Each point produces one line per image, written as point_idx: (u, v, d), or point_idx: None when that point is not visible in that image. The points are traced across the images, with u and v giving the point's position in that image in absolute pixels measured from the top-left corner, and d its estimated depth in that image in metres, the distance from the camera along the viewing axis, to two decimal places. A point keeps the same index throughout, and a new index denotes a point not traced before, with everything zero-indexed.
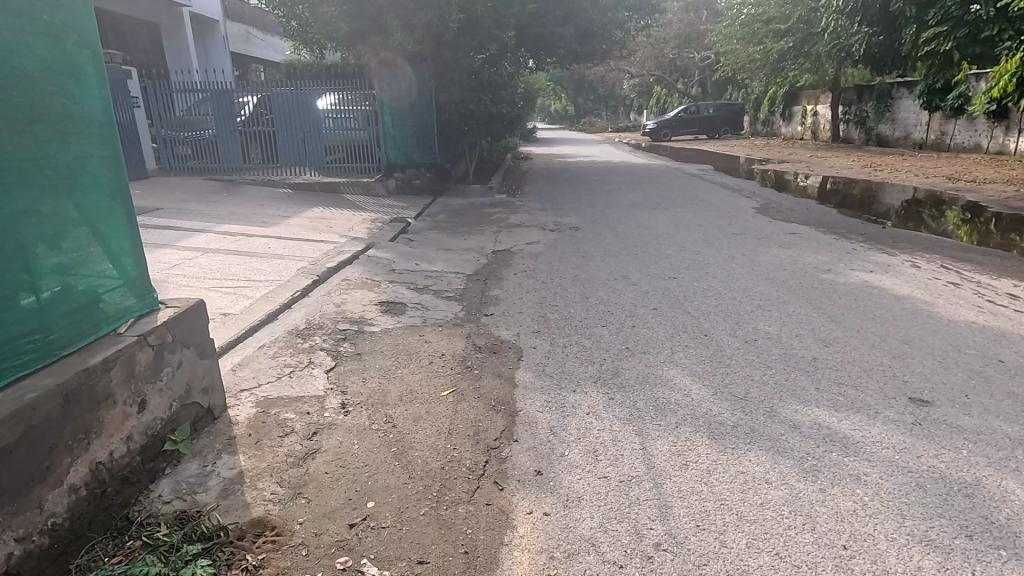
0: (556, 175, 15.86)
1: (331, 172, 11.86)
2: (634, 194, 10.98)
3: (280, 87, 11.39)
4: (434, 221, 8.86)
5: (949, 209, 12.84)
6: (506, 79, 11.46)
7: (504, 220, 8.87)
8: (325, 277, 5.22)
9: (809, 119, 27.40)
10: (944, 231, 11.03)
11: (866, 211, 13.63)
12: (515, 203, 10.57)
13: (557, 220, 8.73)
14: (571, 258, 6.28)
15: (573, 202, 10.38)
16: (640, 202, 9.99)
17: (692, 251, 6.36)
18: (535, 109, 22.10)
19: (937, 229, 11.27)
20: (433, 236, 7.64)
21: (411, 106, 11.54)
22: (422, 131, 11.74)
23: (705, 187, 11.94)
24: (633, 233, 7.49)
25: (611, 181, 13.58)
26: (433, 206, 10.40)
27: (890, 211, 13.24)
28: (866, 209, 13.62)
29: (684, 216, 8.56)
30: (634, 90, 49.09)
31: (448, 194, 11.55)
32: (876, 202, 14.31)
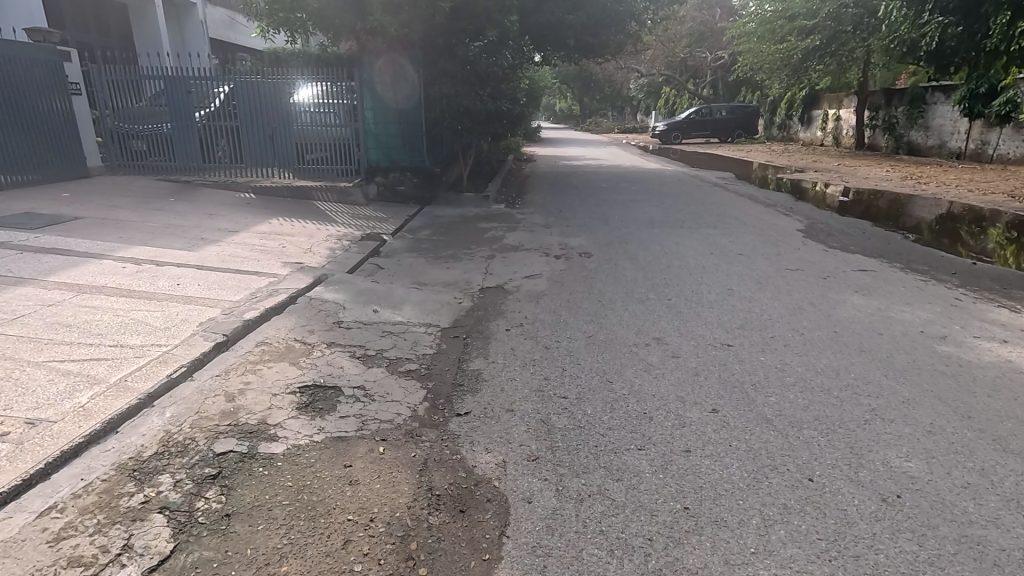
0: (561, 180, 14.34)
1: (303, 177, 10.31)
2: (652, 209, 9.45)
3: (245, 75, 9.82)
4: (414, 240, 7.36)
5: (991, 225, 11.33)
6: (506, 71, 9.92)
7: (499, 239, 7.38)
8: (236, 337, 3.69)
9: (830, 124, 25.82)
10: (984, 250, 9.52)
11: (893, 225, 12.15)
12: (512, 216, 9.09)
13: (562, 241, 7.23)
14: (582, 303, 4.78)
15: (581, 217, 8.88)
16: (660, 220, 8.49)
17: (740, 297, 4.86)
18: (539, 107, 20.61)
19: (975, 247, 9.78)
20: (408, 263, 6.13)
21: (397, 101, 9.95)
22: (408, 130, 10.07)
23: (732, 201, 10.40)
24: (657, 265, 5.97)
25: (624, 190, 12.04)
26: (417, 218, 8.90)
27: (921, 226, 11.73)
28: (891, 221, 12.21)
29: (720, 242, 7.02)
30: (643, 91, 47.54)
31: (437, 203, 10.06)
32: (903, 214, 12.90)
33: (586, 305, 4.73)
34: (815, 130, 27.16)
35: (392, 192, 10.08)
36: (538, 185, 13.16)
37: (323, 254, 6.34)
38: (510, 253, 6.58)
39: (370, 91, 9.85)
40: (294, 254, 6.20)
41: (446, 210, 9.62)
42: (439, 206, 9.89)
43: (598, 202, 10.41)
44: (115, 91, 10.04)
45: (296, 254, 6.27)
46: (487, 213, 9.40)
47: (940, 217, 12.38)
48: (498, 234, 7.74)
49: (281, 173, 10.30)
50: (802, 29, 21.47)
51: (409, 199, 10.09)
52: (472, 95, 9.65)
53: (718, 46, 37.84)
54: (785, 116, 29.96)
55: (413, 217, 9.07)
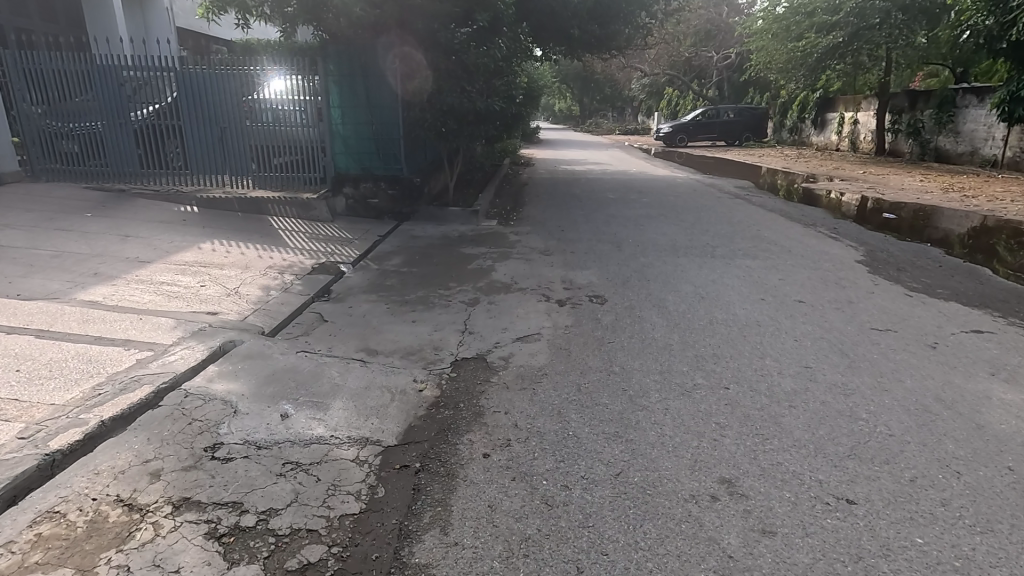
0: (563, 189, 12.84)
1: (260, 187, 8.72)
2: (671, 230, 7.92)
3: (188, 66, 8.27)
4: (379, 273, 5.83)
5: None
6: (501, 64, 8.41)
7: (486, 272, 5.84)
8: (15, 496, 2.16)
9: (845, 128, 24.38)
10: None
11: (916, 238, 10.70)
12: (504, 237, 7.58)
13: (564, 276, 5.69)
14: (599, 397, 3.22)
15: (587, 240, 7.36)
16: (684, 246, 6.94)
17: (830, 386, 3.32)
18: (537, 107, 19.13)
19: (1014, 263, 8.35)
20: (362, 313, 4.61)
21: (370, 97, 8.38)
22: (383, 131, 8.47)
23: (764, 218, 8.86)
24: (695, 322, 4.41)
25: (635, 203, 10.46)
26: (390, 240, 7.39)
27: (951, 239, 10.28)
28: (915, 233, 10.77)
29: (767, 281, 5.50)
30: (646, 91, 46.03)
31: (417, 219, 8.52)
32: (928, 226, 11.49)
33: (605, 400, 3.19)
34: (830, 133, 25.63)
35: (363, 205, 8.53)
36: (535, 195, 11.62)
37: (250, 300, 4.79)
38: (499, 296, 5.03)
39: (341, 85, 8.33)
40: (210, 301, 4.66)
41: (427, 229, 8.07)
42: (418, 224, 8.35)
43: (605, 219, 8.89)
44: (32, 83, 8.44)
45: (214, 299, 4.74)
46: (475, 233, 7.87)
47: (973, 230, 10.94)
48: (484, 263, 6.22)
49: (234, 182, 8.72)
50: (821, 25, 19.98)
51: (383, 214, 8.54)
52: (457, 90, 8.07)
53: (725, 46, 36.36)
54: (796, 119, 28.42)
55: (385, 238, 7.54)
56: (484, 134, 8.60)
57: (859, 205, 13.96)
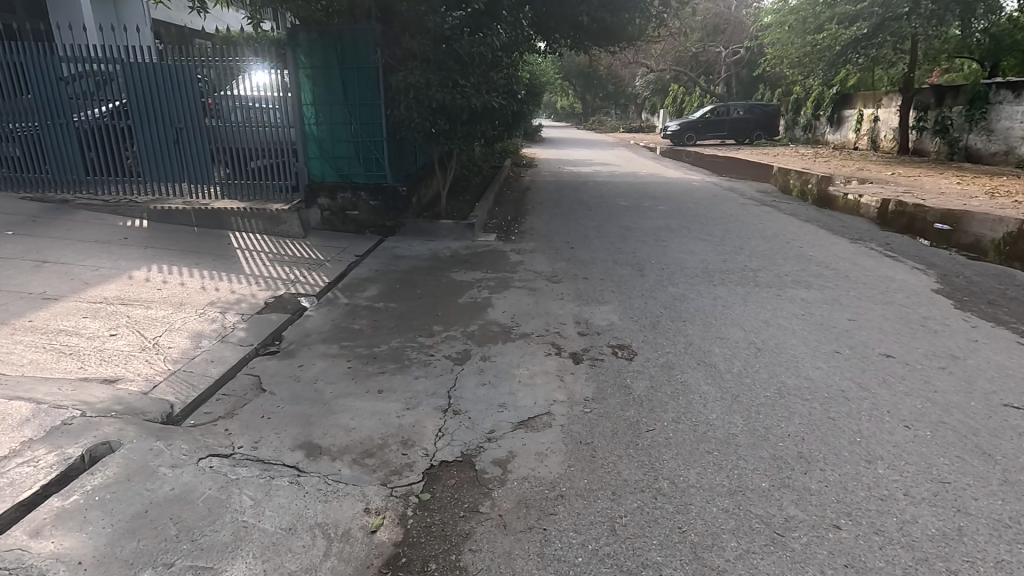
0: (569, 194, 11.70)
1: (223, 197, 7.55)
2: (699, 248, 6.76)
3: (136, 57, 7.13)
4: (348, 311, 4.69)
5: None
6: (501, 55, 7.26)
7: (480, 310, 4.70)
8: None
9: (863, 126, 23.17)
10: None
11: (946, 242, 9.52)
12: (504, 257, 6.44)
13: (578, 315, 4.55)
14: (648, 553, 2.09)
15: (601, 261, 6.22)
16: (718, 270, 5.80)
17: (994, 527, 2.19)
18: (539, 104, 18.02)
19: None
20: (312, 379, 3.46)
21: (348, 96, 7.14)
22: (362, 135, 7.24)
23: (803, 232, 7.70)
24: (759, 393, 3.27)
25: (651, 212, 9.31)
26: (369, 261, 6.25)
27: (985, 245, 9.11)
28: (941, 238, 9.62)
29: (833, 322, 4.37)
30: (651, 88, 44.76)
31: (403, 235, 7.37)
32: (954, 229, 10.42)
33: (659, 561, 2.06)
34: (847, 131, 24.40)
35: (340, 218, 7.38)
36: (538, 202, 10.48)
37: (168, 359, 3.65)
38: (495, 349, 3.89)
39: (317, 80, 7.12)
40: (114, 362, 3.52)
41: (415, 246, 6.93)
42: (405, 239, 7.22)
43: (618, 232, 7.76)
44: None
45: (122, 356, 3.63)
46: (469, 250, 6.73)
47: (1007, 236, 9.77)
48: (478, 295, 5.09)
49: (193, 191, 7.56)
50: (844, 16, 18.81)
51: (364, 229, 7.40)
52: (448, 85, 6.90)
53: (734, 41, 35.09)
54: (811, 117, 27.18)
55: (364, 258, 6.41)
56: (479, 136, 7.45)
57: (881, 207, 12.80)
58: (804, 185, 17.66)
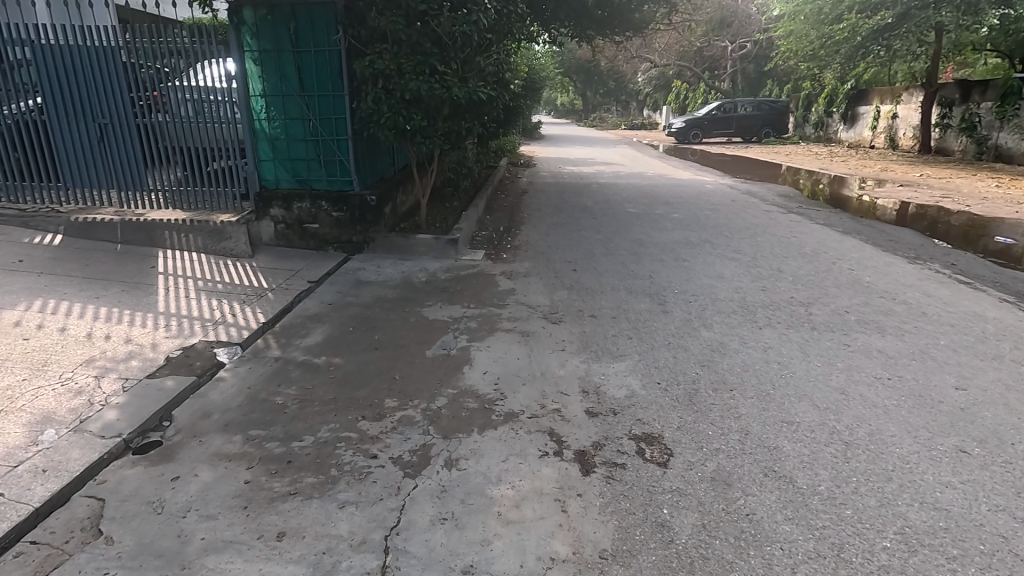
0: (570, 198, 10.52)
1: (161, 207, 6.34)
2: (729, 272, 5.56)
3: (50, 38, 5.86)
4: (275, 372, 3.49)
5: None
6: (490, 37, 6.04)
7: (453, 371, 3.50)
8: None
9: (881, 123, 21.92)
10: None
11: (974, 247, 8.30)
12: (492, 283, 5.24)
13: (585, 381, 3.36)
14: None
15: (611, 290, 5.03)
16: (759, 307, 4.59)
17: None
18: (538, 98, 16.82)
19: None
20: (182, 511, 2.25)
21: (306, 86, 5.91)
22: (324, 133, 6.02)
23: (847, 250, 6.51)
24: (877, 546, 2.08)
25: (664, 222, 8.10)
26: (324, 289, 5.05)
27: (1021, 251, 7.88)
28: (967, 243, 8.42)
29: (938, 393, 3.18)
30: (654, 83, 43.43)
31: (373, 253, 6.16)
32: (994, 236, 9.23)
33: None
34: (862, 129, 23.17)
35: (297, 231, 6.17)
36: (535, 209, 9.26)
37: None
38: (468, 447, 2.70)
39: (268, 67, 5.88)
40: None
41: (385, 268, 5.72)
42: (374, 259, 6.01)
43: (628, 248, 6.56)
44: None
45: None
46: (450, 274, 5.53)
47: None
48: (454, 344, 3.89)
49: (125, 200, 6.34)
50: (866, 4, 17.60)
51: (327, 246, 6.20)
52: (426, 71, 5.67)
53: (741, 34, 33.75)
54: (823, 113, 25.88)
55: (319, 285, 5.22)
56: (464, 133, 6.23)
57: (909, 212, 11.57)
58: (821, 186, 16.44)
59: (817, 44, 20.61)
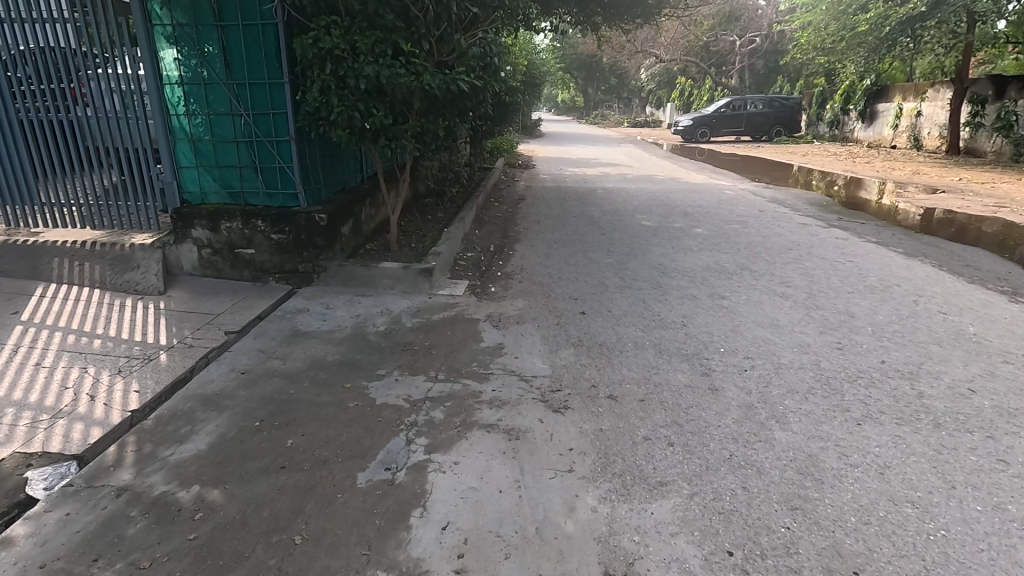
0: (574, 206, 9.20)
1: (58, 226, 4.99)
2: (785, 318, 4.25)
3: None
4: (107, 521, 2.16)
5: None
6: (473, 9, 4.68)
7: (393, 522, 2.17)
8: None
9: (903, 121, 20.56)
10: None
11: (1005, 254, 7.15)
12: (473, 335, 3.92)
13: (609, 550, 2.03)
14: None
15: (633, 349, 3.71)
16: (844, 382, 3.27)
17: None
18: (538, 93, 15.50)
19: None
20: None
21: (234, 72, 4.54)
22: (260, 132, 4.66)
23: (923, 282, 5.19)
24: None
25: (687, 241, 6.78)
26: (245, 345, 3.74)
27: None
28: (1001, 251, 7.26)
29: None
30: (658, 80, 42.06)
31: (325, 285, 4.84)
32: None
33: None
34: (881, 127, 21.82)
35: (227, 258, 4.83)
36: (533, 220, 7.93)
37: None
38: None
39: (183, 45, 4.50)
40: None
41: (336, 309, 4.40)
42: (325, 294, 4.68)
43: (648, 278, 5.25)
44: None
45: None
46: (420, 320, 4.22)
47: None
48: (403, 456, 2.56)
49: (14, 217, 5.00)
50: None
51: (266, 276, 4.87)
52: (388, 52, 4.33)
53: (751, 28, 32.41)
54: (839, 111, 24.51)
55: (242, 336, 3.90)
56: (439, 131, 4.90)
57: (954, 221, 10.24)
58: (844, 189, 15.12)
59: (842, 34, 19.30)
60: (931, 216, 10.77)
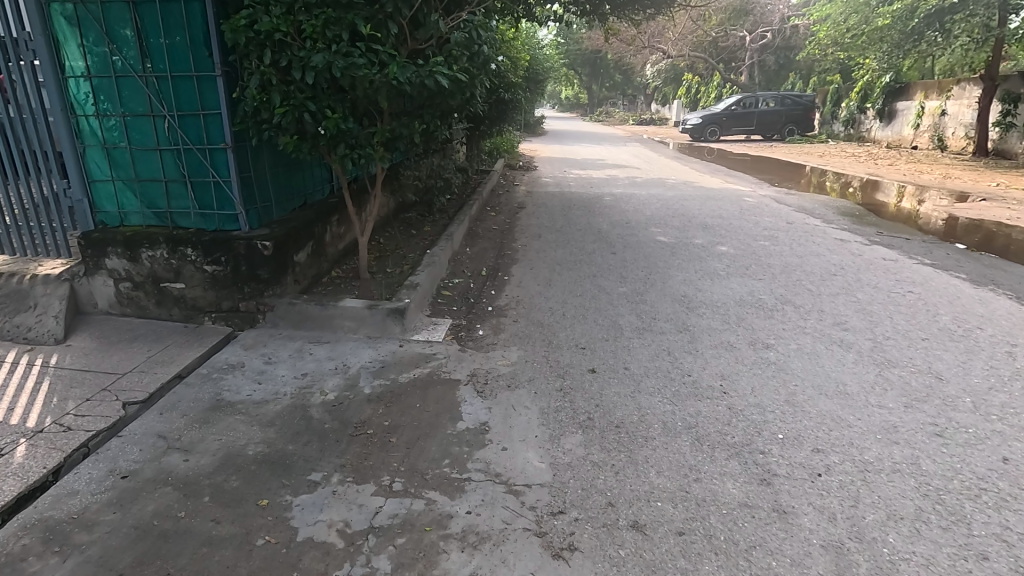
0: (579, 215, 8.25)
1: None
2: (853, 382, 3.30)
3: None
4: None
5: None
6: None
7: None
8: None
9: (925, 120, 19.49)
10: None
11: None
12: (449, 410, 2.98)
13: None
14: None
15: (661, 436, 2.76)
16: (964, 499, 2.33)
17: None
18: (541, 90, 14.52)
19: None
20: None
21: (153, 61, 3.59)
22: (189, 137, 3.72)
23: (1009, 322, 4.24)
24: None
25: (711, 263, 5.82)
26: (144, 425, 2.81)
27: None
28: None
29: None
30: (664, 76, 40.97)
31: (272, 329, 3.91)
32: None
33: None
34: (902, 126, 20.75)
35: (151, 294, 3.90)
36: (533, 235, 6.97)
37: None
38: None
39: (87, 28, 3.56)
40: None
41: (279, 365, 3.47)
42: (270, 342, 3.75)
43: (671, 318, 4.30)
44: None
45: None
46: (382, 383, 3.29)
47: None
48: None
49: None
50: None
51: (200, 316, 3.93)
52: (344, 35, 3.36)
53: (762, 23, 31.32)
54: (855, 110, 23.43)
55: (146, 409, 2.97)
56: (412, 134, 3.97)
57: (1002, 231, 9.23)
58: (863, 192, 14.17)
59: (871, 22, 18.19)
60: (973, 225, 9.76)
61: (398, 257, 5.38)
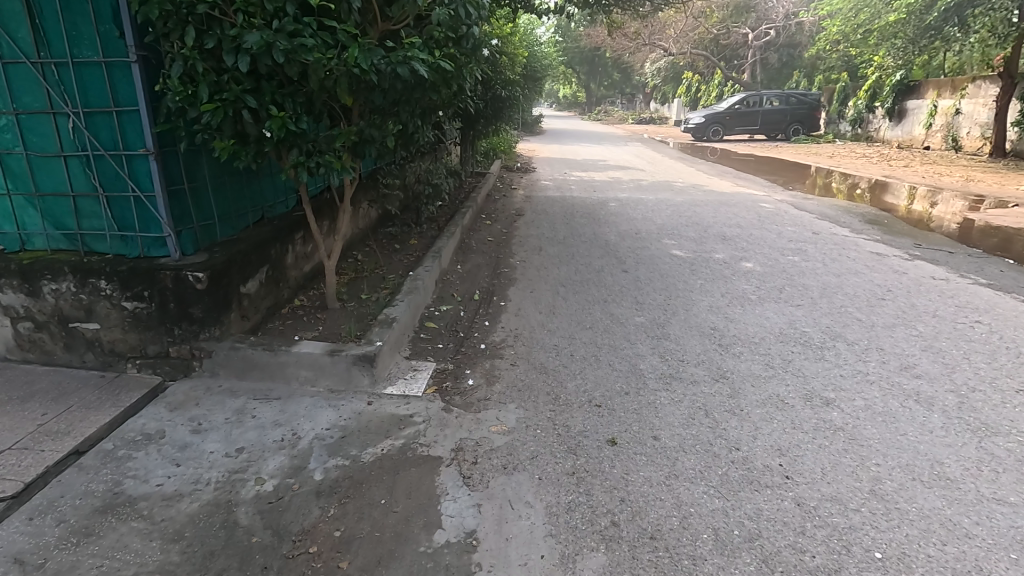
0: (582, 224, 7.48)
1: None
2: (951, 461, 2.55)
3: None
4: None
5: None
6: None
7: None
8: None
9: (938, 120, 18.77)
10: None
11: None
12: (423, 513, 2.22)
13: None
14: None
15: (717, 559, 2.01)
16: None
17: None
18: (540, 87, 13.75)
19: None
20: None
21: (50, 44, 2.81)
22: (101, 141, 2.94)
23: None
24: None
25: (738, 285, 5.05)
26: (3, 540, 2.04)
27: None
28: None
29: None
30: (663, 75, 40.27)
31: (210, 380, 3.13)
32: None
33: None
34: (913, 126, 20.02)
35: (58, 336, 3.13)
36: (532, 249, 6.19)
37: None
38: None
39: None
40: None
41: (210, 434, 2.69)
42: (204, 401, 2.97)
43: (702, 361, 3.53)
44: None
45: None
46: (340, 464, 2.51)
47: None
48: None
49: None
50: None
51: (121, 363, 3.16)
52: (288, 8, 2.56)
53: (764, 20, 30.63)
54: (862, 109, 22.69)
55: (15, 510, 2.21)
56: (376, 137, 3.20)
57: None
58: (871, 194, 13.47)
59: (887, 15, 17.43)
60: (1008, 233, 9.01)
61: (375, 281, 4.59)
